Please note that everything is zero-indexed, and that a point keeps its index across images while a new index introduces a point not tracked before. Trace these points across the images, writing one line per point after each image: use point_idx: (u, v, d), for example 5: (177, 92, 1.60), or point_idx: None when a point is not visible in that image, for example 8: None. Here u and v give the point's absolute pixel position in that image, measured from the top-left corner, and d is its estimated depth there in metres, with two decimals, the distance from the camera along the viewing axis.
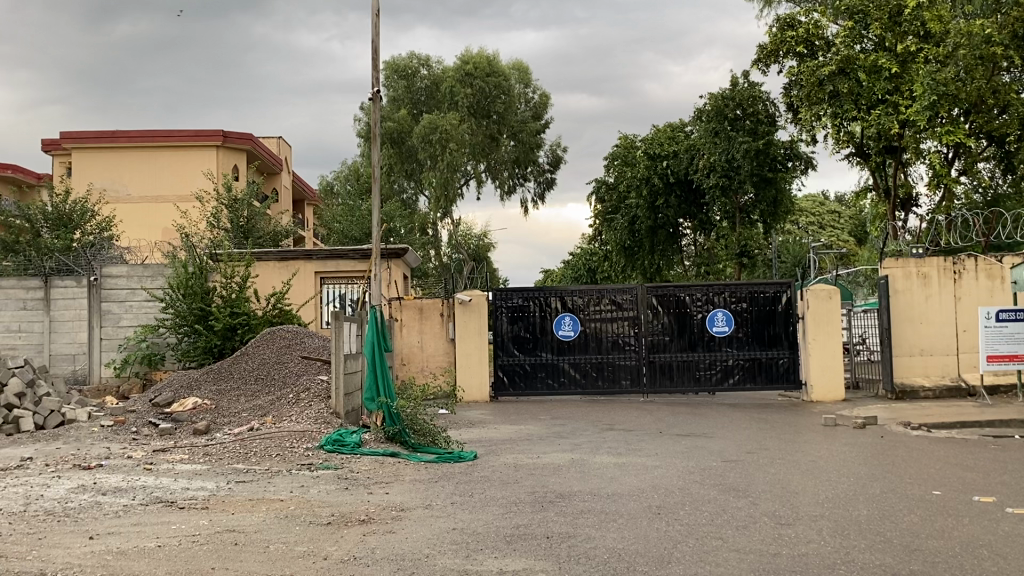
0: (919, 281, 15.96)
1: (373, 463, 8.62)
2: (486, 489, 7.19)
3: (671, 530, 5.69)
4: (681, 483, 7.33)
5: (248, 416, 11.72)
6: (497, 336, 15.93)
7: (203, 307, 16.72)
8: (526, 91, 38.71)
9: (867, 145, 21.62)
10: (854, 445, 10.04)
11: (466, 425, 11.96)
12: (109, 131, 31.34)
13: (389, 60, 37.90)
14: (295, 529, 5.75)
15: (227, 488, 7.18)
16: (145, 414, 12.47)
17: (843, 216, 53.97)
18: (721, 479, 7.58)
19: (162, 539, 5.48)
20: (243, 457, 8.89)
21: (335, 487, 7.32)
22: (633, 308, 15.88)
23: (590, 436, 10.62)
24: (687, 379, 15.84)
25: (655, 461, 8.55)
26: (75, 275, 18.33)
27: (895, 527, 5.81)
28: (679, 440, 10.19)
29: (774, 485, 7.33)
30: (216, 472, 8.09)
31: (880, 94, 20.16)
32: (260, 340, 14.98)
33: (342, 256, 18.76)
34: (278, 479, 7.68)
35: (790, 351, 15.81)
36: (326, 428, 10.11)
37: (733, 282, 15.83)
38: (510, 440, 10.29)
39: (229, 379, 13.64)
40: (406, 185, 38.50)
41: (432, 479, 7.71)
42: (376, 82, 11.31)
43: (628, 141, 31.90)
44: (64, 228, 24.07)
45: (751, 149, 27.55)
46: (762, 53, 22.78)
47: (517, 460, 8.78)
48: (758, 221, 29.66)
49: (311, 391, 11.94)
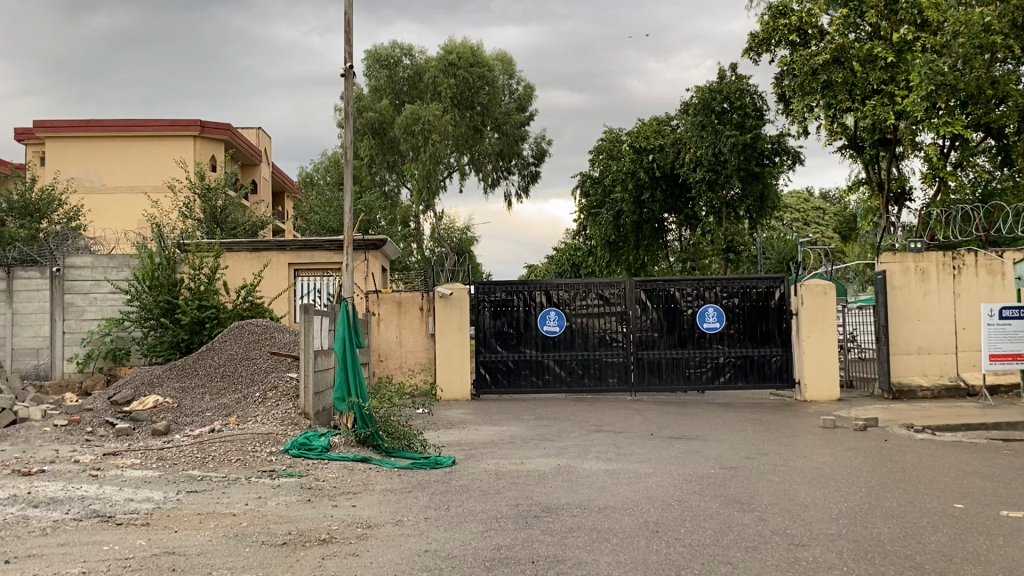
0: (917, 276, 15.35)
1: (341, 469, 7.91)
2: (464, 501, 6.49)
3: (672, 553, 5.01)
4: (678, 495, 6.66)
5: (213, 416, 11.00)
6: (479, 332, 15.26)
7: (170, 300, 15.98)
8: (509, 83, 37.98)
9: (860, 137, 21.07)
10: (858, 450, 9.40)
11: (445, 426, 11.27)
12: (84, 120, 30.29)
13: (371, 48, 37.18)
14: (245, 552, 5.03)
15: (176, 500, 6.45)
16: (102, 413, 11.70)
17: (828, 213, 53.55)
18: (723, 489, 6.92)
19: (88, 564, 4.70)
20: (200, 463, 8.16)
21: (298, 499, 6.59)
22: (621, 303, 15.21)
23: (577, 438, 9.95)
24: (676, 377, 15.20)
25: (648, 468, 7.88)
26: (38, 265, 17.52)
27: (923, 549, 5.16)
28: (672, 444, 9.54)
29: (780, 497, 6.68)
30: (166, 480, 7.36)
31: (875, 84, 19.44)
32: (228, 334, 14.24)
33: (316, 247, 18.01)
34: (234, 489, 6.94)
35: (783, 348, 15.20)
36: (292, 430, 9.40)
37: (724, 277, 15.19)
38: (491, 443, 9.60)
39: (194, 376, 12.88)
40: (388, 177, 37.88)
41: (405, 489, 7.01)
42: (349, 58, 10.58)
43: (614, 134, 31.22)
44: (31, 217, 23.23)
45: (738, 143, 26.91)
46: (754, 41, 22.18)
47: (498, 466, 8.10)
48: (744, 217, 29.09)
49: (279, 389, 11.22)
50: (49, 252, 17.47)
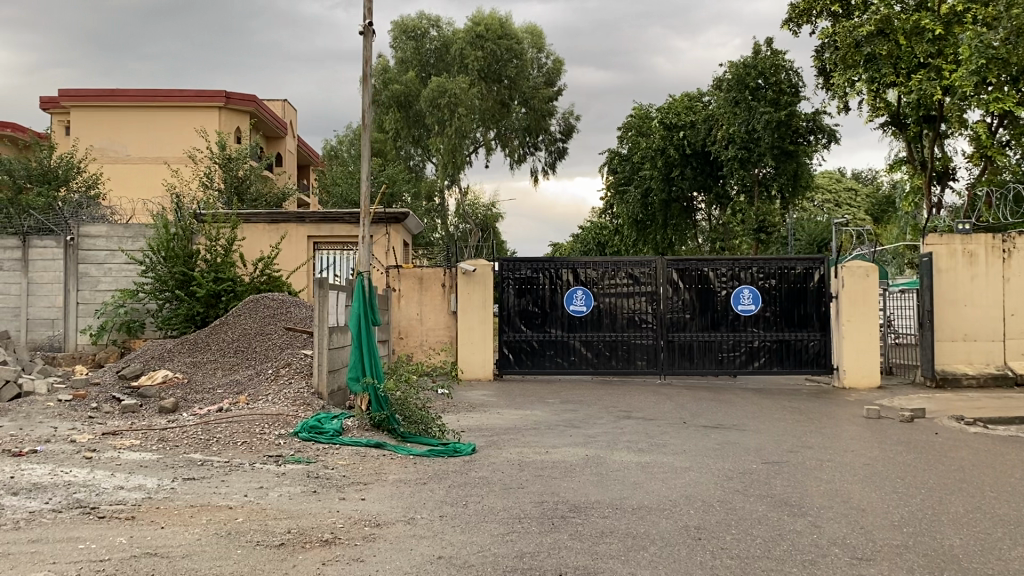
0: (964, 260, 14.58)
1: (353, 455, 7.35)
2: (484, 497, 5.90)
3: (719, 567, 4.41)
4: (720, 494, 6.05)
5: (222, 393, 10.51)
6: (503, 310, 14.66)
7: (185, 272, 15.51)
8: (538, 57, 37.14)
9: (903, 114, 20.22)
10: (908, 445, 8.73)
11: (465, 408, 10.71)
12: (109, 89, 29.89)
13: (397, 19, 36.57)
14: (235, 555, 4.47)
15: (171, 489, 5.91)
16: (109, 388, 11.22)
17: (859, 194, 52.27)
18: (769, 488, 6.29)
19: (56, 568, 4.15)
20: (203, 445, 7.63)
21: (302, 490, 6.03)
22: (652, 283, 14.55)
23: (605, 426, 9.34)
24: (708, 361, 14.54)
25: (684, 462, 7.26)
26: (53, 234, 17.09)
27: (1006, 568, 4.52)
28: (708, 434, 8.90)
29: (833, 499, 6.06)
30: (164, 464, 6.83)
31: (922, 57, 18.52)
32: (242, 307, 13.72)
33: (336, 219, 17.44)
34: (234, 477, 6.38)
35: (820, 333, 14.50)
36: (304, 412, 8.85)
37: (761, 257, 14.50)
38: (514, 430, 9.01)
39: (206, 351, 12.37)
40: (413, 151, 37.33)
41: (419, 480, 6.44)
42: (368, 15, 9.95)
43: (643, 111, 30.43)
44: (50, 185, 22.87)
45: (772, 119, 26.06)
46: (794, 12, 21.37)
47: (522, 455, 7.50)
48: (776, 196, 28.23)
49: (293, 367, 10.71)
50: (64, 221, 17.02)
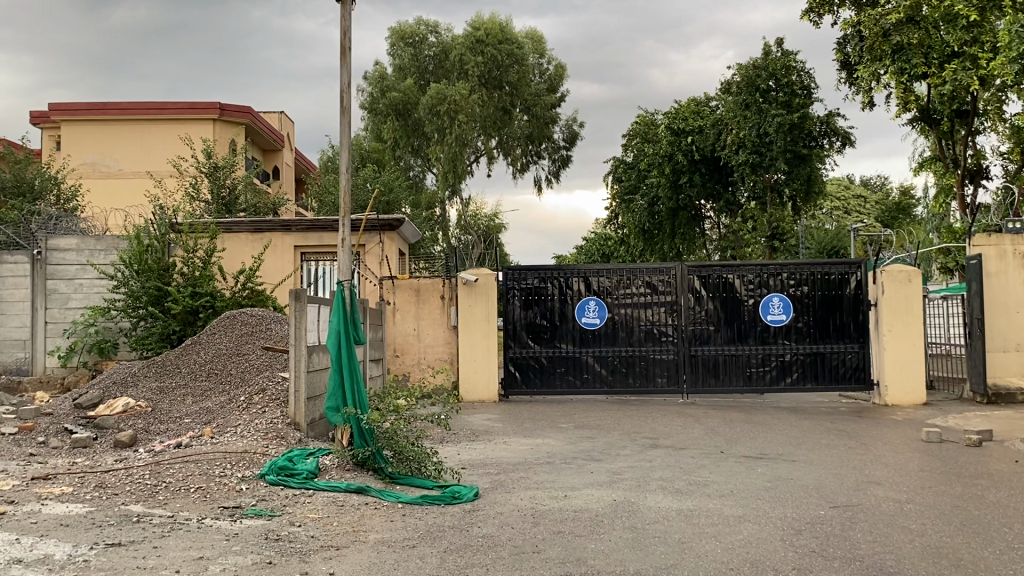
0: (1016, 261, 13.23)
1: (329, 506, 5.99)
2: (488, 568, 4.53)
3: None
4: (795, 557, 4.71)
5: (188, 423, 9.16)
6: (509, 324, 13.33)
7: (160, 286, 14.23)
8: (539, 62, 35.86)
9: (933, 108, 18.95)
10: (992, 478, 7.33)
11: (468, 438, 9.35)
12: (99, 102, 28.68)
13: (394, 25, 35.32)
14: None
15: (81, 563, 4.53)
16: (63, 418, 9.87)
17: (869, 201, 50.72)
18: (851, 547, 4.93)
19: None
20: (148, 494, 6.27)
21: (253, 561, 4.64)
22: (672, 293, 13.22)
23: (631, 458, 7.99)
24: (735, 377, 13.15)
25: (735, 508, 5.90)
26: (21, 249, 15.81)
27: None
28: (751, 467, 7.55)
29: (940, 561, 4.68)
30: (90, 522, 5.47)
31: (955, 46, 17.21)
32: (217, 324, 12.40)
33: (326, 226, 16.16)
34: (171, 541, 5.02)
35: (859, 344, 13.13)
36: (277, 449, 7.49)
37: (792, 262, 13.17)
38: (525, 465, 7.65)
39: (175, 374, 11.02)
40: (413, 161, 36.11)
41: (406, 541, 5.08)
42: None
43: (649, 117, 28.93)
44: (27, 199, 21.64)
45: (785, 122, 24.63)
46: (814, 3, 20.05)
47: (534, 501, 6.13)
48: (789, 202, 26.78)
49: (268, 393, 9.35)
50: (33, 234, 15.72)
